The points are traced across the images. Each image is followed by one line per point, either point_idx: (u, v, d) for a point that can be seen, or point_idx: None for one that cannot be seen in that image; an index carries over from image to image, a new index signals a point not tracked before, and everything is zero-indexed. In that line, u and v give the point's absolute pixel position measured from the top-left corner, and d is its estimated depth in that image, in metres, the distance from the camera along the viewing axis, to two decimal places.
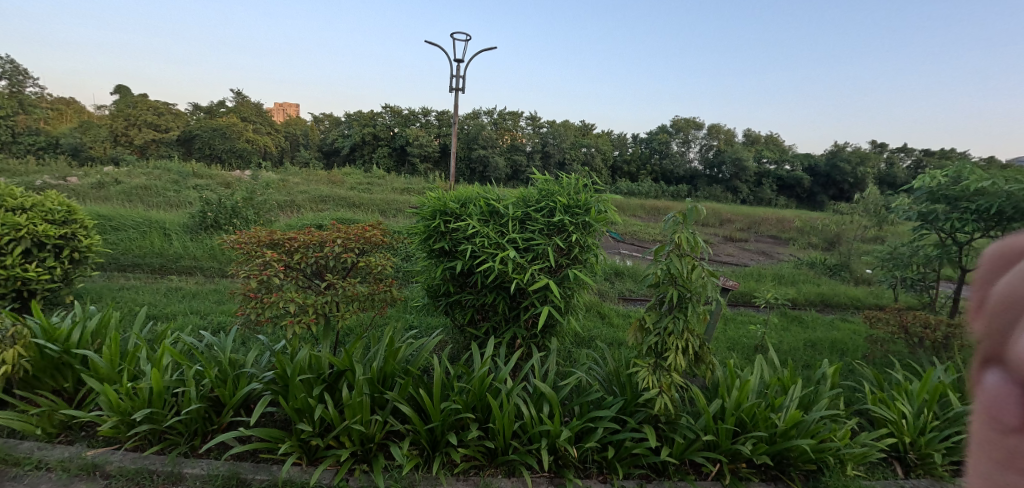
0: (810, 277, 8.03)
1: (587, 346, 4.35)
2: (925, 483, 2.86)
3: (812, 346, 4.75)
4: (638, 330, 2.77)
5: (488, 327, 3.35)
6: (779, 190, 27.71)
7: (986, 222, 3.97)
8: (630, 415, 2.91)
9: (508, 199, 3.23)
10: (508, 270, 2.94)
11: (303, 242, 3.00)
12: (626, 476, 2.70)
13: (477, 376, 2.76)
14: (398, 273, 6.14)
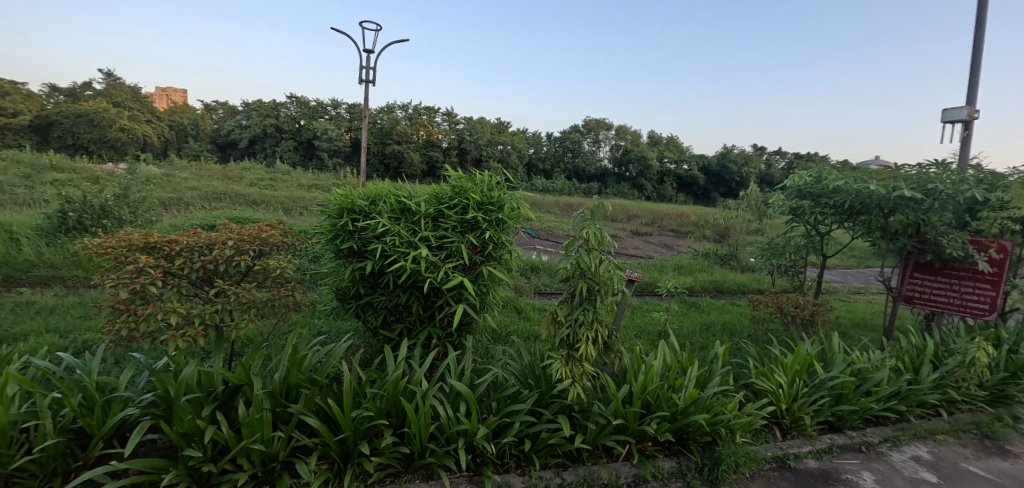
0: (705, 266, 8.78)
1: (503, 341, 4.40)
2: (799, 443, 3.23)
3: (707, 328, 5.20)
4: (550, 323, 2.83)
5: (403, 328, 3.26)
6: (679, 188, 29.98)
7: (841, 215, 4.57)
8: (545, 407, 2.98)
9: (420, 196, 3.14)
10: (421, 269, 2.87)
11: (187, 245, 2.72)
12: (542, 466, 2.75)
13: (389, 380, 2.67)
14: (305, 276, 5.77)
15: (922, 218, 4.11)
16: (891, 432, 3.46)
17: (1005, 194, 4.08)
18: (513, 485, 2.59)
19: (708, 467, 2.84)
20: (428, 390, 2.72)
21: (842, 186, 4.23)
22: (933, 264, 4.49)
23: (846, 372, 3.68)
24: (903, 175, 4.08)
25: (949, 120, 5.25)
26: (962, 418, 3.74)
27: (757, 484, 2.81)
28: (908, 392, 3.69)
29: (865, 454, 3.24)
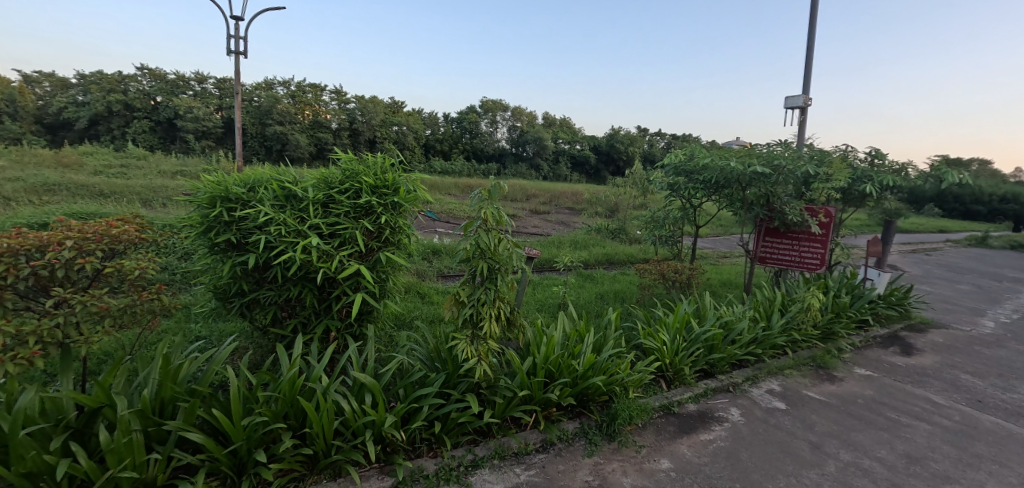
0: (597, 240, 9.41)
1: (407, 326, 4.39)
2: (680, 390, 3.70)
3: (601, 297, 5.64)
4: (453, 305, 2.90)
5: (296, 323, 3.13)
6: (573, 167, 31.41)
7: (708, 189, 5.19)
8: (453, 388, 3.06)
9: (306, 182, 3.01)
10: (312, 259, 2.77)
11: (7, 248, 2.23)
12: (454, 445, 2.85)
13: (284, 381, 2.57)
14: (175, 276, 5.20)
15: (771, 190, 4.82)
16: (751, 372, 4.08)
17: (830, 168, 4.92)
18: (426, 468, 2.65)
19: (606, 422, 3.15)
20: (329, 385, 2.68)
21: (710, 163, 4.79)
22: (780, 229, 5.28)
23: (716, 325, 4.26)
24: (756, 153, 4.73)
25: (790, 106, 6.15)
26: (803, 355, 4.52)
27: (648, 431, 3.18)
28: (763, 337, 4.38)
29: (733, 393, 3.80)
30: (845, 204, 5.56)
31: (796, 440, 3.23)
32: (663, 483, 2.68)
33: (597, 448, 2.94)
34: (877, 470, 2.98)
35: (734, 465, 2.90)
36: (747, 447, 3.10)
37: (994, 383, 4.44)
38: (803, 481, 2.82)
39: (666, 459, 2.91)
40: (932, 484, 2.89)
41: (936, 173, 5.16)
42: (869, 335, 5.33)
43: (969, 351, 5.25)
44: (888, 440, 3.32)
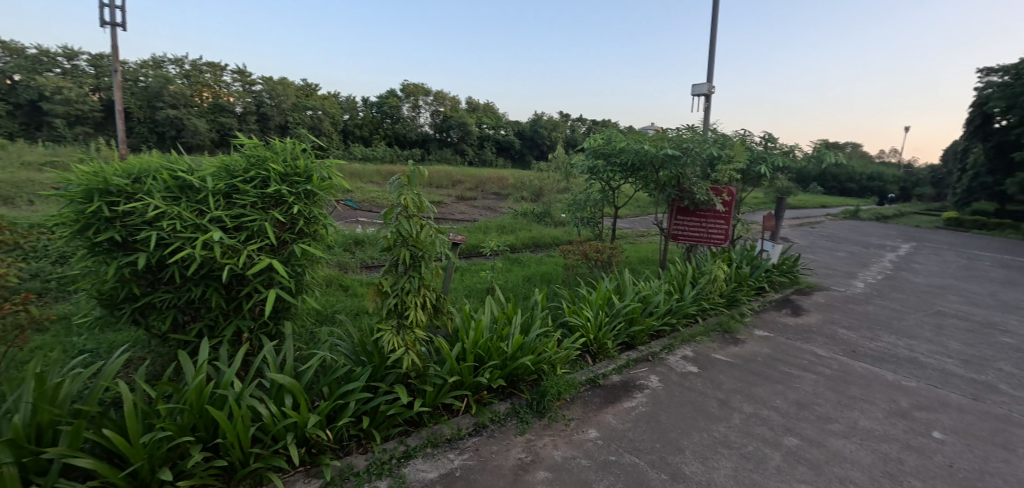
0: (523, 224, 9.56)
1: (328, 321, 4.07)
2: (605, 363, 3.91)
3: (528, 279, 5.77)
4: (376, 297, 2.66)
5: (201, 328, 2.75)
6: (498, 152, 31.56)
7: (625, 171, 5.45)
8: (381, 380, 2.88)
9: (204, 170, 2.62)
10: (216, 255, 2.43)
11: None
12: (385, 438, 2.71)
13: (189, 389, 2.30)
14: (49, 283, 4.55)
15: (680, 172, 5.18)
16: (668, 341, 4.40)
17: (731, 151, 5.36)
18: (356, 466, 2.49)
19: (536, 400, 3.24)
20: (243, 390, 2.43)
21: (626, 147, 5.03)
22: (690, 208, 5.68)
23: (635, 299, 4.54)
24: (667, 137, 5.05)
25: (696, 93, 6.59)
26: (712, 322, 4.94)
27: (575, 405, 3.33)
28: (676, 308, 4.74)
29: (652, 362, 4.08)
30: (744, 183, 6.09)
31: (707, 399, 3.55)
32: (592, 451, 2.84)
33: (529, 425, 3.03)
34: (774, 418, 3.36)
35: (654, 427, 3.14)
36: (665, 411, 3.35)
37: (864, 335, 5.13)
38: (714, 434, 3.11)
39: (593, 428, 3.08)
40: (818, 425, 3.31)
41: (818, 154, 5.80)
42: (766, 300, 5.93)
43: (846, 309, 6.02)
44: (782, 391, 3.75)
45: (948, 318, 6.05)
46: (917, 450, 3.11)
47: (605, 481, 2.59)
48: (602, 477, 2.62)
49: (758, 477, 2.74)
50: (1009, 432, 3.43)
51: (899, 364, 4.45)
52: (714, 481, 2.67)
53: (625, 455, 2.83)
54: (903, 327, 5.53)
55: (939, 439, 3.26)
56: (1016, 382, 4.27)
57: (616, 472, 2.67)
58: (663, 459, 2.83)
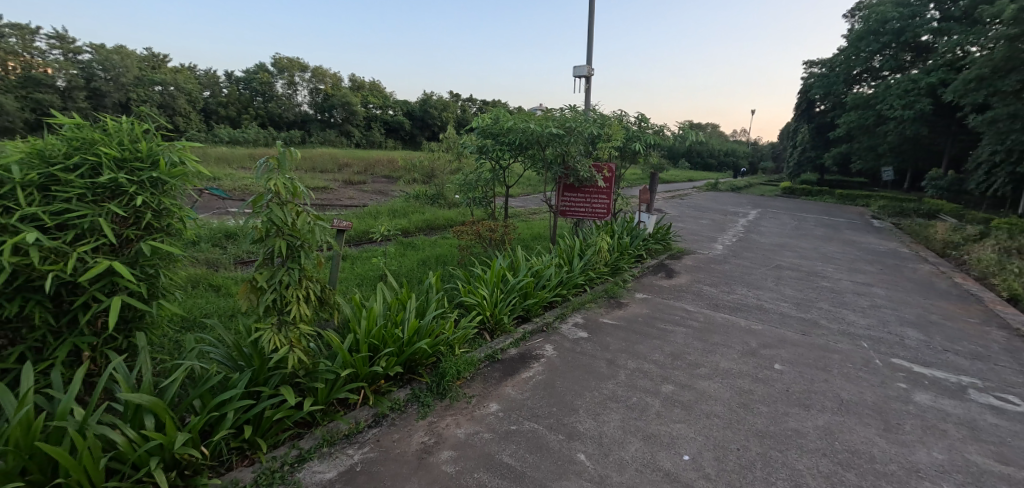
0: (416, 207, 9.33)
1: (197, 325, 3.60)
2: (503, 338, 4.01)
3: (423, 263, 5.68)
4: (250, 294, 2.40)
5: (24, 351, 2.23)
6: (386, 133, 30.40)
7: (513, 150, 5.52)
8: (264, 383, 2.64)
9: (9, 157, 2.11)
10: (34, 261, 1.99)
11: None
12: (273, 446, 2.51)
13: (11, 426, 1.90)
14: None
15: (565, 150, 5.40)
16: (560, 311, 4.64)
17: (609, 130, 5.72)
18: (241, 479, 2.29)
19: (436, 382, 3.22)
20: (87, 417, 2.05)
21: (513, 126, 5.09)
22: (575, 185, 5.97)
23: (527, 274, 4.70)
24: (551, 116, 5.21)
25: (577, 75, 6.89)
26: (599, 290, 5.30)
27: (476, 382, 3.38)
28: (566, 279, 5.00)
29: (546, 332, 4.28)
30: (622, 160, 6.54)
31: (596, 360, 3.81)
32: (493, 424, 2.92)
33: (430, 407, 3.02)
34: (653, 370, 3.71)
35: (550, 393, 3.30)
36: (560, 377, 3.54)
37: (724, 290, 5.85)
38: (603, 392, 3.36)
39: (494, 402, 3.16)
40: (688, 371, 3.73)
41: (683, 133, 6.40)
42: (645, 267, 6.48)
43: (709, 269, 6.79)
44: (660, 345, 4.15)
45: (786, 270, 7.12)
46: (764, 380, 3.66)
47: (507, 451, 2.69)
48: (504, 447, 2.72)
49: (642, 423, 3.03)
50: (829, 357, 4.16)
51: (750, 312, 5.16)
52: (604, 433, 2.90)
53: (525, 423, 2.95)
54: (753, 280, 6.40)
55: (780, 370, 3.86)
56: (833, 317, 5.18)
57: (518, 441, 2.78)
58: (559, 421, 2.99)
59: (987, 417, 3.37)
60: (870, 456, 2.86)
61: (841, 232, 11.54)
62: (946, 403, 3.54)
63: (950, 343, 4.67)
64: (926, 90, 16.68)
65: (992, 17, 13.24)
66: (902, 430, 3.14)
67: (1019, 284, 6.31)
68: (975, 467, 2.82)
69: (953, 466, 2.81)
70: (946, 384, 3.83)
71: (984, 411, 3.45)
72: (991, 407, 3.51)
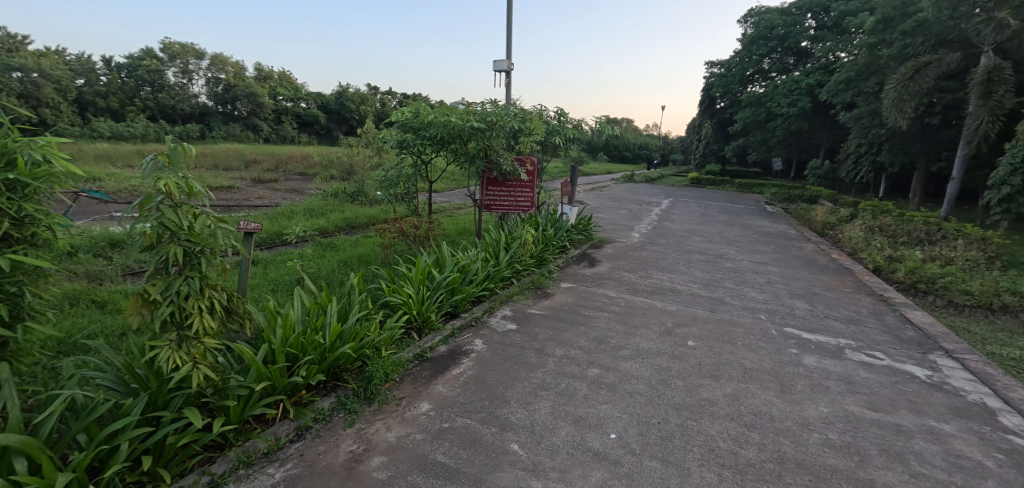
0: (335, 205, 8.91)
1: (80, 348, 3.18)
2: (432, 336, 3.93)
3: (345, 264, 5.43)
4: (142, 308, 2.15)
5: None
6: (299, 127, 28.77)
7: (436, 145, 5.40)
8: (165, 407, 2.38)
9: None
10: None
11: None
12: (180, 474, 2.28)
13: None
14: None
15: (487, 144, 5.37)
16: (488, 305, 4.64)
17: (530, 124, 5.78)
18: None
19: (363, 388, 3.08)
20: None
21: (434, 120, 4.98)
22: (499, 179, 5.99)
23: (454, 270, 4.64)
24: (472, 110, 5.15)
25: (497, 70, 6.89)
26: (526, 282, 5.37)
27: (405, 383, 3.28)
28: (492, 273, 5.00)
29: (475, 327, 4.26)
30: (543, 153, 6.64)
31: (525, 351, 3.86)
32: (426, 424, 2.85)
33: (358, 414, 2.88)
34: (579, 355, 3.81)
35: (481, 387, 3.28)
36: (491, 370, 3.53)
37: (641, 275, 6.16)
38: (533, 381, 3.39)
39: (425, 402, 3.08)
40: (612, 354, 3.88)
41: (599, 127, 6.63)
42: (569, 257, 6.66)
43: (628, 256, 7.11)
44: (585, 332, 4.28)
45: (696, 254, 7.64)
46: (679, 357, 3.89)
47: (440, 449, 2.64)
48: (438, 446, 2.66)
49: (571, 408, 3.10)
50: (733, 331, 4.52)
51: (665, 294, 5.46)
52: (536, 421, 2.93)
53: (457, 420, 2.91)
54: (667, 264, 6.79)
55: (692, 346, 4.12)
56: (735, 294, 5.63)
57: (451, 438, 2.74)
58: (492, 414, 2.99)
59: (861, 372, 3.83)
60: (771, 416, 3.13)
61: (741, 217, 12.58)
62: (829, 363, 3.98)
63: (830, 311, 5.26)
64: (807, 89, 18.58)
65: (855, 26, 15.02)
66: (794, 390, 3.48)
67: (882, 256, 7.24)
68: (854, 416, 3.19)
69: (837, 417, 3.17)
70: (829, 346, 4.31)
71: (857, 367, 3.91)
72: (864, 363, 4.00)
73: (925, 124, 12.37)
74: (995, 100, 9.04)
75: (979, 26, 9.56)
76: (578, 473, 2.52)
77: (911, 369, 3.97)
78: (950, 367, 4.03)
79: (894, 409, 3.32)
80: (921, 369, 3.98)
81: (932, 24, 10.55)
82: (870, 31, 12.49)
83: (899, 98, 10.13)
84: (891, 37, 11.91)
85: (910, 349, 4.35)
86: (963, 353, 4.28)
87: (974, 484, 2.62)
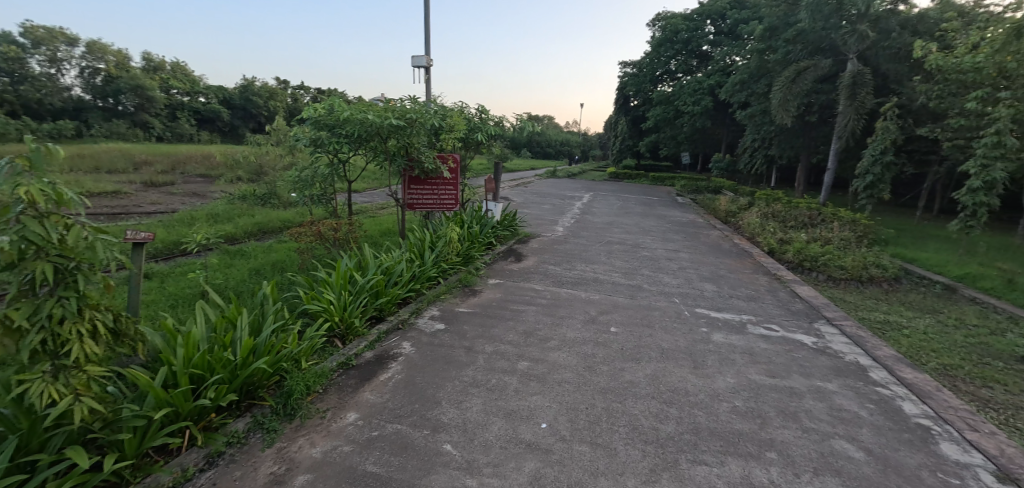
0: (243, 209, 8.30)
1: None
2: (356, 343, 3.77)
3: (257, 272, 5.06)
4: (3, 339, 1.86)
5: None
6: (199, 124, 26.45)
7: (352, 144, 5.17)
8: (40, 449, 2.08)
9: None
10: None
11: None
12: None
13: None
14: None
15: (408, 141, 5.23)
16: (415, 306, 4.53)
17: (451, 121, 5.72)
18: None
19: (282, 404, 2.88)
20: None
21: (350, 117, 4.76)
22: (421, 177, 5.88)
23: (377, 273, 4.48)
24: (389, 107, 4.99)
25: (416, 65, 6.73)
26: (453, 280, 5.32)
27: (330, 394, 3.12)
28: (418, 274, 4.90)
29: (403, 330, 4.14)
30: (466, 150, 6.60)
31: (455, 349, 3.82)
32: (353, 434, 2.73)
33: (278, 432, 2.69)
34: (509, 350, 3.84)
35: (411, 391, 3.20)
36: (421, 373, 3.45)
37: (566, 267, 6.32)
38: (464, 380, 3.37)
39: (352, 411, 2.95)
40: (540, 345, 3.95)
41: (520, 124, 6.70)
42: (495, 253, 6.68)
43: (552, 249, 7.27)
44: (513, 326, 4.32)
45: (616, 244, 7.98)
46: (602, 343, 4.04)
47: (370, 459, 2.54)
48: (367, 456, 2.56)
49: (502, 402, 3.11)
50: (651, 315, 4.77)
51: (588, 284, 5.64)
52: (468, 419, 2.92)
53: (387, 426, 2.82)
54: (589, 256, 7.03)
55: (614, 332, 4.30)
56: (652, 280, 5.95)
57: (381, 446, 2.65)
58: (422, 417, 2.93)
59: (761, 344, 4.20)
60: (686, 391, 3.34)
61: (655, 208, 13.31)
62: (735, 338, 4.32)
63: (734, 291, 5.71)
64: (709, 89, 20.00)
65: (747, 33, 16.39)
66: (706, 365, 3.74)
67: (775, 239, 7.98)
68: (757, 384, 3.49)
69: (743, 386, 3.44)
70: (734, 322, 4.68)
71: (757, 340, 4.28)
72: (763, 336, 4.40)
73: (807, 121, 13.80)
74: (859, 100, 10.27)
75: (846, 36, 10.81)
76: (512, 465, 2.54)
77: (801, 337, 4.42)
78: (831, 333, 4.54)
79: (788, 374, 3.67)
80: (808, 337, 4.44)
81: (809, 33, 11.76)
82: (760, 38, 13.69)
83: (785, 98, 11.22)
84: (777, 43, 13.14)
85: (801, 320, 4.84)
86: (841, 320, 4.84)
87: (854, 433, 2.96)
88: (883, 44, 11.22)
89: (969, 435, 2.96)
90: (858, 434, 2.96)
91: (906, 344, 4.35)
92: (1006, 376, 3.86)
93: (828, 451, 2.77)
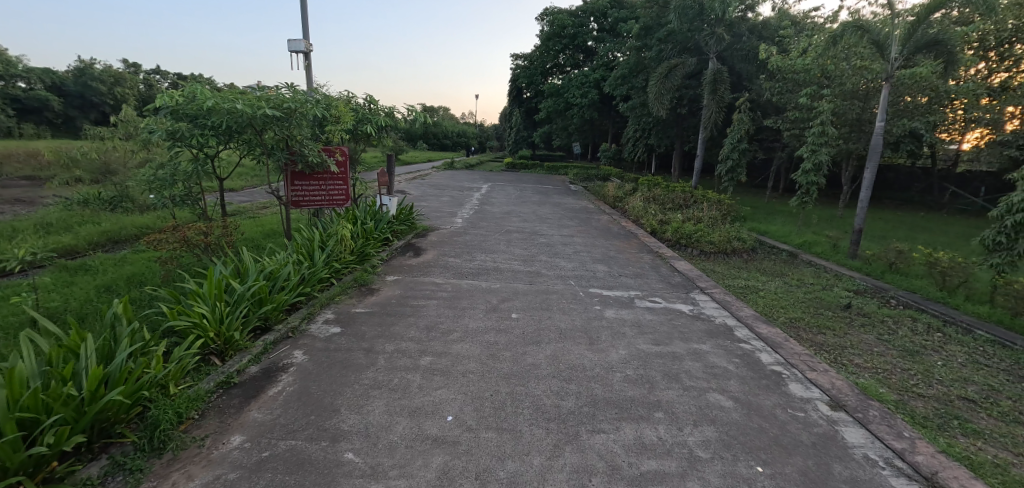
0: (86, 216, 7.13)
1: None
2: (238, 358, 3.43)
3: (108, 289, 4.39)
4: None
5: None
6: (19, 114, 22.16)
7: (220, 136, 4.66)
8: None
9: None
10: None
11: None
12: None
13: None
14: None
15: (287, 133, 4.82)
16: (305, 311, 4.24)
17: (336, 111, 5.39)
18: None
19: (149, 437, 2.54)
20: None
21: (216, 106, 4.27)
22: (305, 172, 5.50)
23: (259, 279, 4.10)
24: (265, 96, 4.56)
25: (294, 51, 6.23)
26: (347, 280, 5.07)
27: (208, 418, 2.81)
28: (307, 276, 4.58)
29: (293, 338, 3.86)
30: (355, 141, 6.28)
31: (353, 352, 3.65)
32: (240, 459, 2.50)
33: (144, 471, 2.37)
34: (411, 347, 3.75)
35: (305, 402, 3.00)
36: (315, 382, 3.24)
37: (465, 258, 6.32)
38: (364, 383, 3.23)
39: (236, 434, 2.69)
40: (442, 338, 3.91)
41: (412, 114, 6.51)
42: (392, 248, 6.47)
43: (451, 241, 7.21)
44: (414, 322, 4.22)
45: (513, 233, 8.13)
46: (504, 330, 4.11)
47: (261, 483, 2.34)
48: (258, 479, 2.36)
49: (405, 401, 3.04)
50: (549, 298, 4.95)
51: (488, 274, 5.70)
52: (370, 423, 2.80)
53: (279, 444, 2.61)
54: (488, 246, 7.09)
55: (515, 318, 4.39)
56: (549, 265, 6.18)
57: (273, 466, 2.45)
58: (319, 428, 2.76)
59: (647, 316, 4.56)
60: (583, 367, 3.51)
61: (550, 197, 13.76)
62: (624, 312, 4.64)
63: (622, 270, 6.12)
64: (594, 83, 21.09)
65: (625, 30, 17.48)
66: (599, 341, 3.97)
67: (655, 220, 8.68)
68: (646, 353, 3.77)
69: (632, 356, 3.71)
70: (623, 299, 5.02)
71: (643, 312, 4.64)
72: (649, 308, 4.78)
73: (678, 113, 15.10)
74: (720, 94, 11.45)
75: (707, 36, 11.98)
76: (418, 463, 2.49)
77: (679, 306, 4.88)
78: (704, 301, 5.05)
79: (671, 340, 4.03)
80: (686, 305, 4.91)
81: (678, 34, 12.82)
82: (637, 36, 14.64)
83: (658, 92, 12.18)
84: (650, 41, 14.19)
85: (680, 292, 5.34)
86: (712, 288, 5.42)
87: (725, 386, 3.33)
88: (735, 46, 12.42)
89: (810, 375, 3.48)
90: (729, 386, 3.33)
91: (762, 304, 5.00)
92: (834, 323, 4.61)
93: (705, 404, 3.09)
